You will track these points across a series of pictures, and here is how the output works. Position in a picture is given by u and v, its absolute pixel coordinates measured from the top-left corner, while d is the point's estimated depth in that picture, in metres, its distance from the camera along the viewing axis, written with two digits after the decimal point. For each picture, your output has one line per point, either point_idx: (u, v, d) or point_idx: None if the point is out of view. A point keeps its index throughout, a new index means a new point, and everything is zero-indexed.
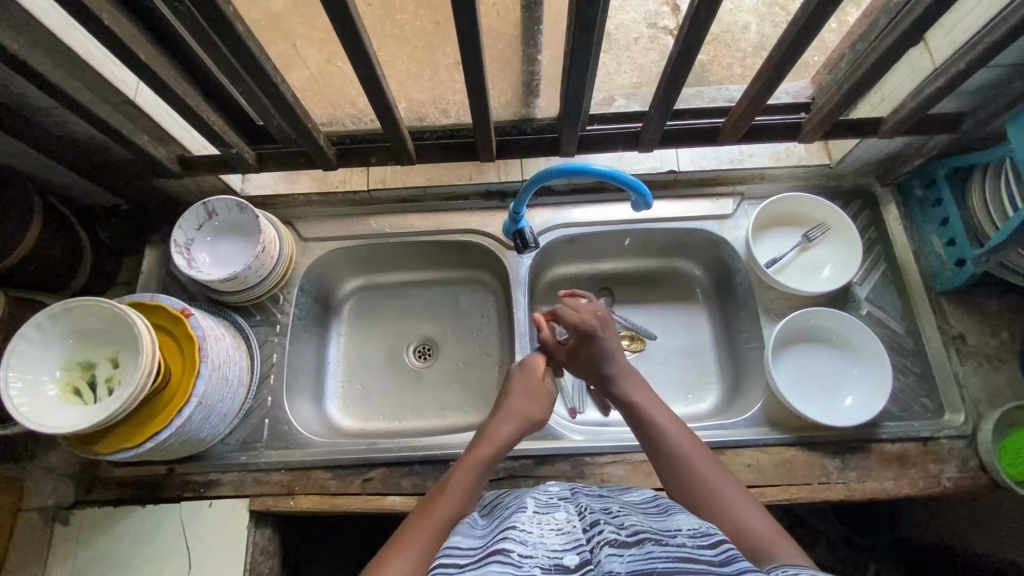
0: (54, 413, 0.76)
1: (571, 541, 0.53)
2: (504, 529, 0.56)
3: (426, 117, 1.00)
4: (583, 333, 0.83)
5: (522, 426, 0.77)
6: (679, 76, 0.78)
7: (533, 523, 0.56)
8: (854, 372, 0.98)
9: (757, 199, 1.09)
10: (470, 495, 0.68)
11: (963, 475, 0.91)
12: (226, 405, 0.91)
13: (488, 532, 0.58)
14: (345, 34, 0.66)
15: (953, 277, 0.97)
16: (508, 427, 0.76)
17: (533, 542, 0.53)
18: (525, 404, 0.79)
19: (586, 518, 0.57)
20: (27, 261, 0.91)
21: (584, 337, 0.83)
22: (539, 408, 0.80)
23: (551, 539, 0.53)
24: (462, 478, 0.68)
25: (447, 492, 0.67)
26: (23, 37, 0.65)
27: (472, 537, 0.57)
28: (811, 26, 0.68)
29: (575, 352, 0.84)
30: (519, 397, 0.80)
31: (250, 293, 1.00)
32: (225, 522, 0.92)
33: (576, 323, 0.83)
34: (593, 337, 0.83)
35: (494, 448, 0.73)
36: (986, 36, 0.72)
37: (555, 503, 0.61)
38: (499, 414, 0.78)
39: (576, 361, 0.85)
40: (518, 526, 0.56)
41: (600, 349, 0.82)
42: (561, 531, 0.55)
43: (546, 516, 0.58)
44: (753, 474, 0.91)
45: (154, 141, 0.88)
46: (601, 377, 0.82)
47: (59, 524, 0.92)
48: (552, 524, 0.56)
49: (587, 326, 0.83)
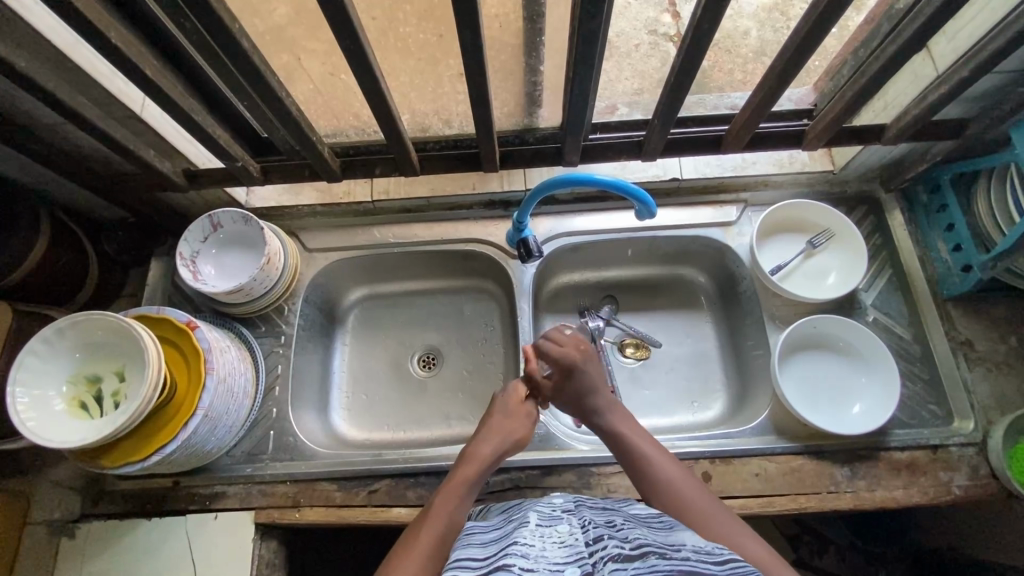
0: (61, 426, 0.76)
1: (572, 554, 0.52)
2: (507, 542, 0.56)
3: (430, 128, 1.01)
4: (565, 367, 0.83)
5: (504, 442, 0.78)
6: (682, 86, 0.78)
7: (536, 537, 0.56)
8: (862, 380, 0.97)
9: (760, 207, 1.09)
10: (459, 512, 0.68)
11: (974, 483, 0.90)
12: (233, 417, 0.91)
13: (491, 543, 0.57)
14: (351, 47, 0.67)
15: (960, 284, 0.96)
16: (490, 445, 0.76)
17: (535, 556, 0.52)
18: (507, 422, 0.80)
19: (589, 532, 0.56)
20: (34, 275, 0.92)
21: (568, 370, 0.83)
22: (521, 425, 0.81)
23: (554, 552, 0.53)
24: (447, 499, 0.69)
25: (435, 512, 0.67)
26: (31, 55, 0.66)
27: (476, 548, 0.57)
28: (814, 36, 0.68)
29: (559, 387, 0.84)
30: (501, 415, 0.81)
31: (255, 305, 1.00)
32: (230, 537, 0.91)
33: (560, 359, 0.83)
34: (575, 371, 0.83)
35: (477, 467, 0.73)
36: (989, 45, 0.72)
37: (558, 516, 0.61)
38: (481, 433, 0.78)
39: (560, 396, 0.85)
40: (521, 539, 0.55)
41: (584, 383, 0.83)
42: (563, 544, 0.54)
43: (549, 529, 0.58)
44: (761, 483, 0.91)
45: (161, 156, 0.89)
46: (589, 407, 0.82)
47: (66, 537, 0.92)
48: (555, 537, 0.56)
49: (570, 360, 0.83)
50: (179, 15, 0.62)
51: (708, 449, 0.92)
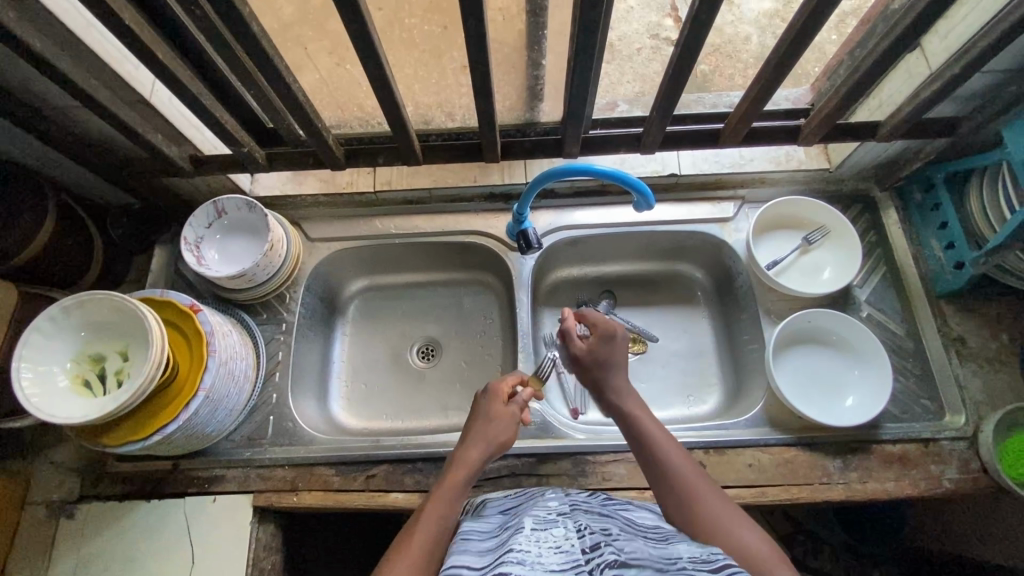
0: (64, 402, 0.77)
1: (569, 561, 0.53)
2: (504, 550, 0.56)
3: (432, 120, 1.01)
4: (605, 333, 0.87)
5: (490, 447, 0.77)
6: (680, 79, 0.80)
7: (532, 543, 0.57)
8: (854, 374, 0.98)
9: (758, 203, 1.10)
10: (449, 517, 0.67)
11: (965, 477, 0.91)
12: (233, 400, 0.92)
13: (488, 551, 0.58)
14: (356, 35, 0.68)
15: (954, 280, 0.97)
16: (476, 451, 0.75)
17: (532, 563, 0.53)
18: (491, 426, 0.78)
19: (586, 538, 0.57)
20: (40, 255, 0.93)
21: (607, 335, 0.87)
22: (505, 429, 0.79)
23: (550, 558, 0.53)
24: (435, 505, 0.68)
25: (424, 519, 0.66)
26: (45, 35, 0.67)
27: (472, 556, 0.58)
28: (809, 29, 0.70)
29: (592, 349, 0.86)
30: (485, 420, 0.79)
31: (256, 291, 1.02)
32: (228, 518, 0.92)
33: (604, 324, 0.88)
34: (614, 339, 0.87)
35: (466, 473, 0.73)
36: (980, 42, 0.73)
37: (553, 519, 0.62)
38: (467, 439, 0.77)
39: (585, 359, 0.86)
40: (517, 546, 0.56)
41: (613, 355, 0.85)
42: (559, 549, 0.55)
43: (544, 534, 0.58)
44: (754, 473, 0.92)
45: (168, 141, 0.90)
46: (610, 379, 0.83)
47: (65, 517, 0.93)
48: (551, 542, 0.56)
49: (612, 327, 0.87)
50: (189, 2, 0.64)
51: (703, 439, 0.93)
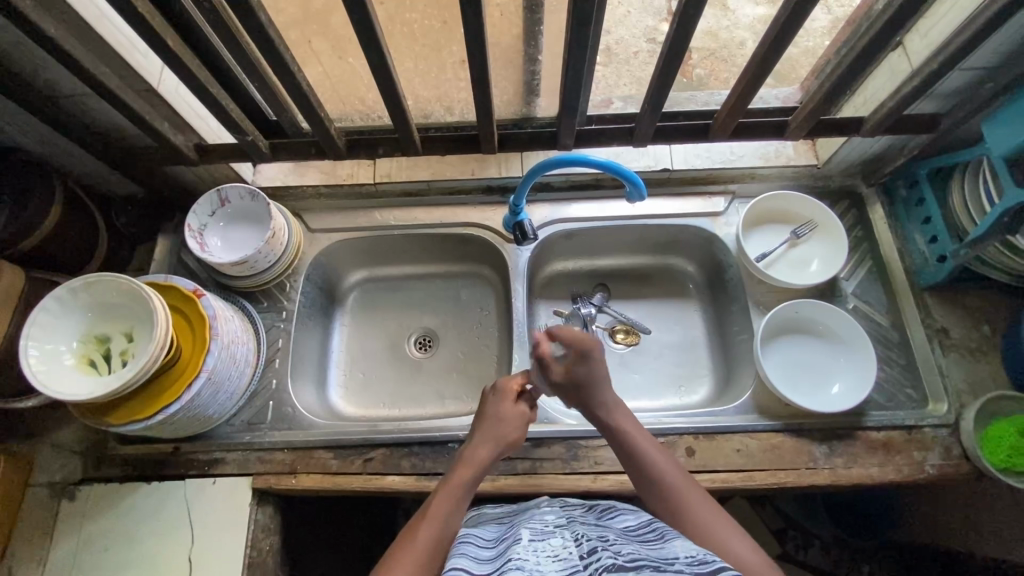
0: (68, 380, 0.79)
1: (567, 566, 0.55)
2: (503, 560, 0.59)
3: (430, 113, 1.08)
4: (580, 353, 0.80)
5: (496, 447, 0.79)
6: (669, 74, 0.83)
7: (530, 552, 0.59)
8: (840, 362, 1.01)
9: (748, 198, 1.13)
10: (453, 516, 0.70)
11: (947, 463, 0.93)
12: (233, 385, 0.95)
13: (486, 561, 0.60)
14: (360, 26, 0.71)
15: (936, 272, 1.00)
16: (484, 451, 0.77)
17: (531, 568, 0.55)
18: (501, 427, 0.80)
19: (582, 545, 0.59)
20: (48, 240, 0.95)
21: (582, 355, 0.80)
22: (513, 430, 0.81)
23: (549, 565, 0.56)
24: (442, 503, 0.70)
25: (430, 516, 0.68)
26: (59, 22, 0.70)
27: (470, 562, 0.60)
28: (792, 23, 0.73)
29: (570, 373, 0.81)
30: (494, 419, 0.81)
31: (259, 279, 1.04)
32: (228, 500, 0.94)
33: (576, 343, 0.80)
34: (591, 357, 0.80)
35: (472, 473, 0.75)
36: (957, 37, 0.77)
37: (549, 531, 0.64)
38: (475, 438, 0.80)
39: (564, 383, 0.82)
40: (516, 555, 0.58)
41: (593, 375, 0.80)
42: (558, 557, 0.57)
43: (542, 544, 0.60)
44: (742, 458, 0.94)
45: (174, 129, 0.93)
46: (598, 397, 0.81)
47: (67, 499, 0.95)
48: (549, 551, 0.59)
49: (586, 346, 0.80)
50: None
51: (692, 425, 0.96)
